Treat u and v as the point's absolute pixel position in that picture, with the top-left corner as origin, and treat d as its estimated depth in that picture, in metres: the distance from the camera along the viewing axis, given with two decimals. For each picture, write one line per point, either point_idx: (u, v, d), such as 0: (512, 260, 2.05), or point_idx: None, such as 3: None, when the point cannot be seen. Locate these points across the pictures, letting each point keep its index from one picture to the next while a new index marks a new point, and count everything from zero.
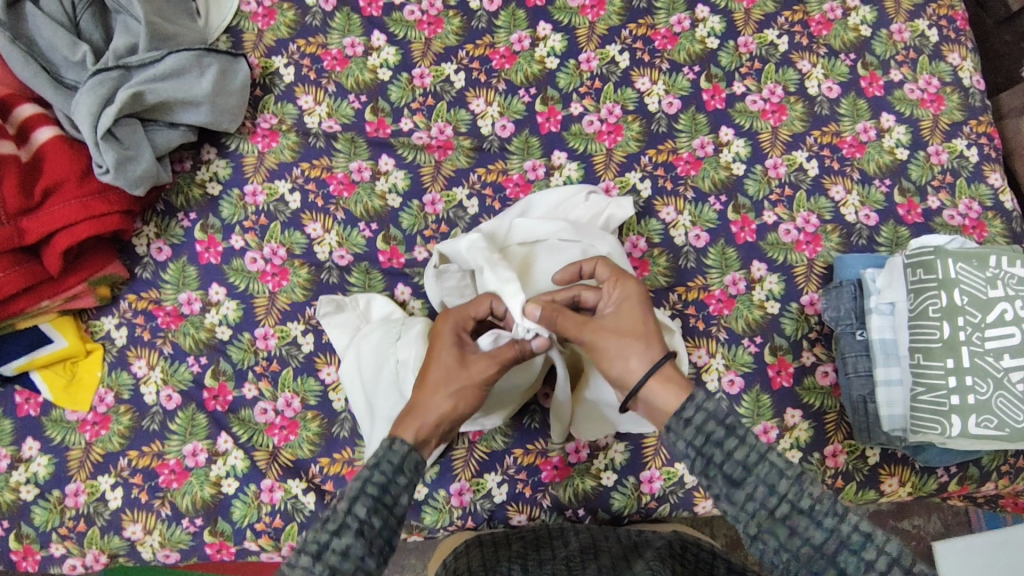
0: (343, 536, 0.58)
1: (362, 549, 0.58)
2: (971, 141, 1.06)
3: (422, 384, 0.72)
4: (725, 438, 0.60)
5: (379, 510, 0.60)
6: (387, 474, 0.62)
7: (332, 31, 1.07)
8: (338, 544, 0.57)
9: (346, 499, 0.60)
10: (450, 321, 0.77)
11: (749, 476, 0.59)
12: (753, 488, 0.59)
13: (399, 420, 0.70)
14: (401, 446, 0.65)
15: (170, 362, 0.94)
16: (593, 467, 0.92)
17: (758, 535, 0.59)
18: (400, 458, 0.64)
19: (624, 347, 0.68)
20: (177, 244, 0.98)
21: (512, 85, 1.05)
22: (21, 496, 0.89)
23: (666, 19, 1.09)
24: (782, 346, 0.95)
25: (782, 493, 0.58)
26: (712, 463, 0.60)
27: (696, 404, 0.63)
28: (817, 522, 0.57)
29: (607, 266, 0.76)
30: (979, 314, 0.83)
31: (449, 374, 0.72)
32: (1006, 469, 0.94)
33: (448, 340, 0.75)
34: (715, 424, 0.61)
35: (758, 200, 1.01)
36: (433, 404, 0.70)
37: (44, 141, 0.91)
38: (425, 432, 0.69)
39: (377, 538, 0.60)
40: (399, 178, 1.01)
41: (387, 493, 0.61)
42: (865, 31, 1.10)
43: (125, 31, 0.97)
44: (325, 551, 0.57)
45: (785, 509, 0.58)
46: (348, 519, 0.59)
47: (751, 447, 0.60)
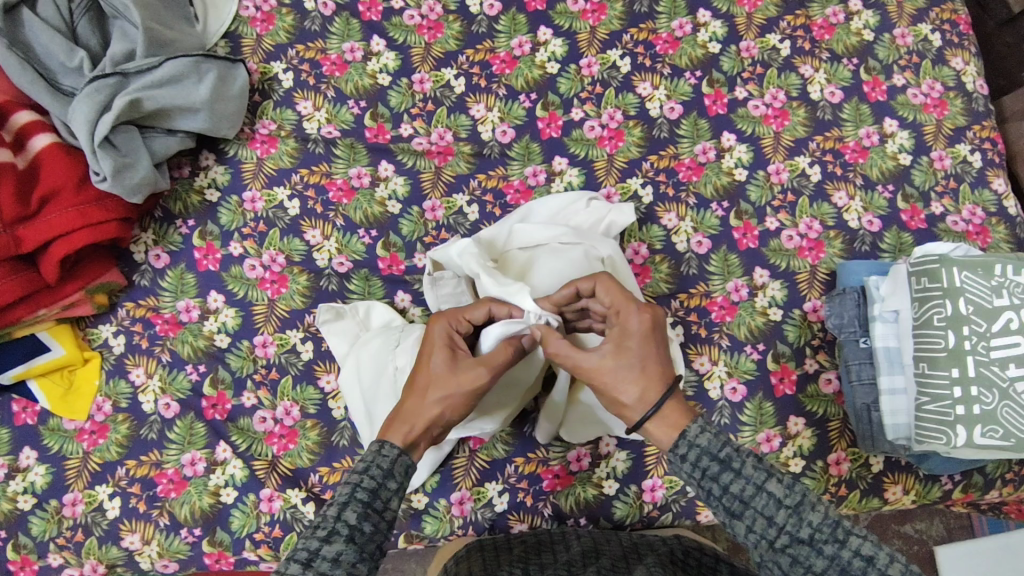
0: (334, 543, 0.57)
1: (354, 555, 0.57)
2: (974, 146, 1.05)
3: (413, 389, 0.71)
4: (721, 473, 0.61)
5: (369, 515, 0.60)
6: (377, 479, 0.62)
7: (332, 36, 1.06)
8: (329, 551, 0.56)
9: (336, 505, 0.59)
10: (443, 324, 0.74)
11: (747, 508, 0.60)
12: (751, 521, 0.59)
13: (388, 425, 0.69)
14: (390, 450, 0.65)
15: (168, 370, 0.93)
16: (595, 476, 0.91)
17: (763, 564, 0.59)
18: (389, 463, 0.64)
19: (628, 382, 0.67)
20: (176, 251, 0.98)
21: (512, 90, 1.04)
22: (18, 506, 0.88)
23: (667, 23, 1.08)
24: (785, 353, 0.94)
25: (780, 524, 0.58)
26: (711, 497, 0.62)
27: (689, 440, 0.64)
28: (817, 550, 0.56)
29: (610, 287, 0.72)
30: (984, 323, 0.82)
31: (438, 379, 0.71)
32: (1011, 477, 0.93)
33: (440, 345, 0.73)
34: (710, 459, 0.62)
35: (760, 206, 1.00)
36: (422, 409, 0.69)
37: (41, 148, 0.91)
38: (413, 437, 0.69)
39: (368, 543, 0.59)
40: (398, 184, 1.00)
41: (377, 497, 0.61)
42: (868, 35, 1.09)
43: (123, 38, 0.96)
44: (316, 559, 0.55)
45: (784, 540, 0.58)
46: (338, 525, 0.58)
47: (748, 479, 0.60)
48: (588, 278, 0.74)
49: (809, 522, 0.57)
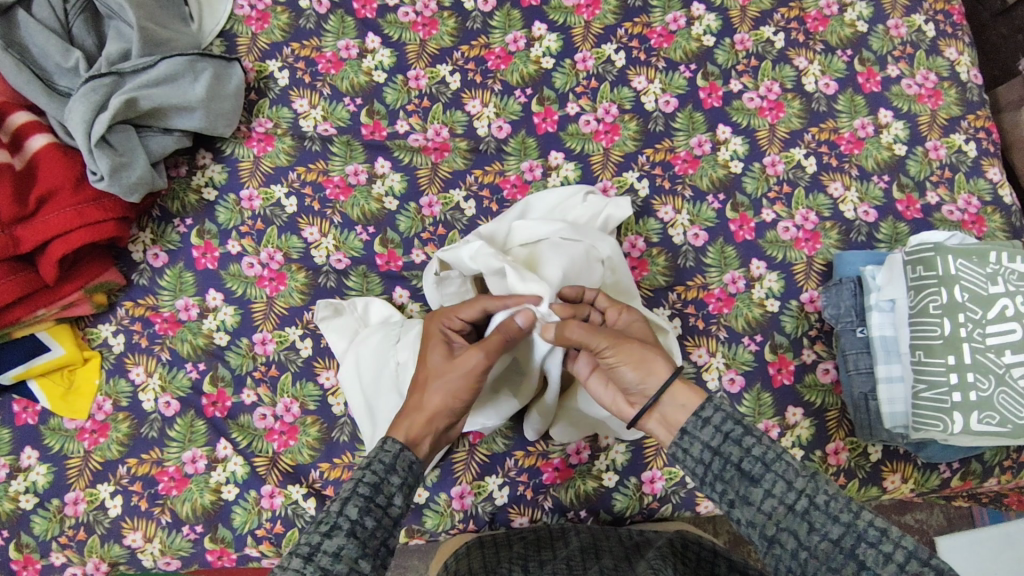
0: (335, 538, 0.56)
1: (355, 550, 0.57)
2: (969, 136, 1.05)
3: (415, 386, 0.74)
4: (743, 436, 0.61)
5: (371, 510, 0.59)
6: (380, 474, 0.62)
7: (327, 33, 1.06)
8: (330, 546, 0.56)
9: (338, 501, 0.59)
10: (438, 322, 0.78)
11: (767, 473, 0.58)
12: (771, 485, 0.58)
13: (394, 422, 0.70)
14: (392, 445, 0.65)
15: (168, 369, 0.94)
16: (595, 468, 0.91)
17: (776, 537, 0.57)
18: (391, 458, 0.64)
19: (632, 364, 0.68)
20: (174, 250, 0.98)
21: (508, 86, 1.05)
22: (20, 505, 0.89)
23: (661, 17, 1.08)
24: (782, 344, 0.95)
25: (799, 488, 0.57)
26: (730, 463, 0.60)
27: (715, 404, 0.64)
28: (833, 516, 0.55)
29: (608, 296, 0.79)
30: (979, 310, 0.83)
31: (439, 372, 0.72)
32: (1009, 464, 0.93)
33: (437, 342, 0.76)
34: (734, 423, 0.62)
35: (756, 198, 1.01)
36: (426, 402, 0.70)
37: (38, 149, 0.91)
38: (418, 430, 0.69)
39: (371, 538, 0.58)
40: (395, 180, 1.00)
41: (380, 491, 0.61)
42: (862, 27, 1.09)
43: (119, 38, 0.96)
44: (317, 553, 0.55)
45: (803, 504, 0.56)
46: (340, 520, 0.57)
47: (770, 446, 0.60)
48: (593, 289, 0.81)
49: (826, 489, 0.56)
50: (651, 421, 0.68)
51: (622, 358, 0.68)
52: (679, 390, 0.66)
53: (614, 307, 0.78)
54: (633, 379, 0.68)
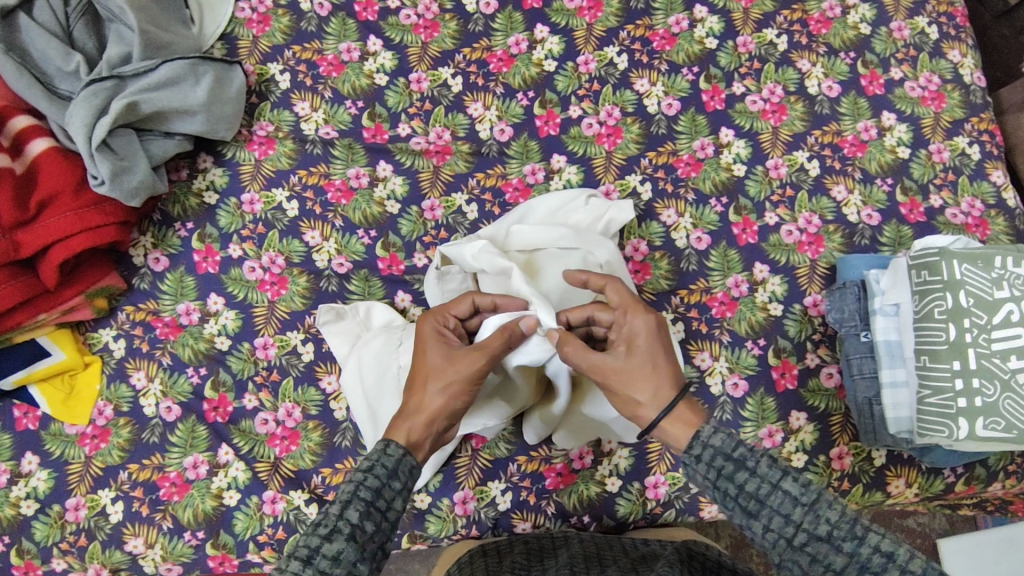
0: (334, 542, 0.56)
1: (354, 554, 0.57)
2: (973, 139, 1.05)
3: (413, 385, 0.73)
4: (735, 472, 0.60)
5: (372, 515, 0.59)
6: (382, 479, 0.61)
7: (328, 36, 1.06)
8: (329, 549, 0.56)
9: (339, 504, 0.58)
10: (433, 318, 0.77)
11: (763, 508, 0.58)
12: (768, 520, 0.58)
13: (394, 424, 0.69)
14: (395, 450, 0.64)
15: (169, 374, 0.93)
16: (598, 473, 0.91)
17: (783, 565, 0.58)
18: (395, 462, 0.63)
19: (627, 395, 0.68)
20: (175, 254, 0.97)
21: (510, 89, 1.04)
22: (21, 511, 0.88)
23: (664, 19, 1.08)
24: (786, 348, 0.94)
25: (798, 522, 0.57)
26: (728, 497, 0.60)
27: (703, 440, 0.63)
28: (837, 547, 0.55)
29: (618, 290, 0.74)
30: (985, 315, 0.82)
31: (437, 371, 0.72)
32: (1013, 469, 0.93)
33: (431, 337, 0.75)
34: (724, 459, 0.61)
35: (759, 201, 1.00)
36: (428, 403, 0.70)
37: (38, 153, 0.90)
38: (418, 433, 0.68)
39: (369, 542, 0.58)
40: (397, 184, 1.00)
41: (381, 495, 0.61)
42: (865, 29, 1.09)
43: (119, 40, 0.95)
44: (315, 557, 0.55)
45: (803, 537, 0.56)
46: (340, 524, 0.57)
47: (763, 478, 0.59)
48: (601, 281, 0.76)
49: (827, 518, 0.56)
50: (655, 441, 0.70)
51: (619, 389, 0.68)
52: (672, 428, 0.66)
53: (621, 309, 0.73)
54: (629, 409, 0.69)
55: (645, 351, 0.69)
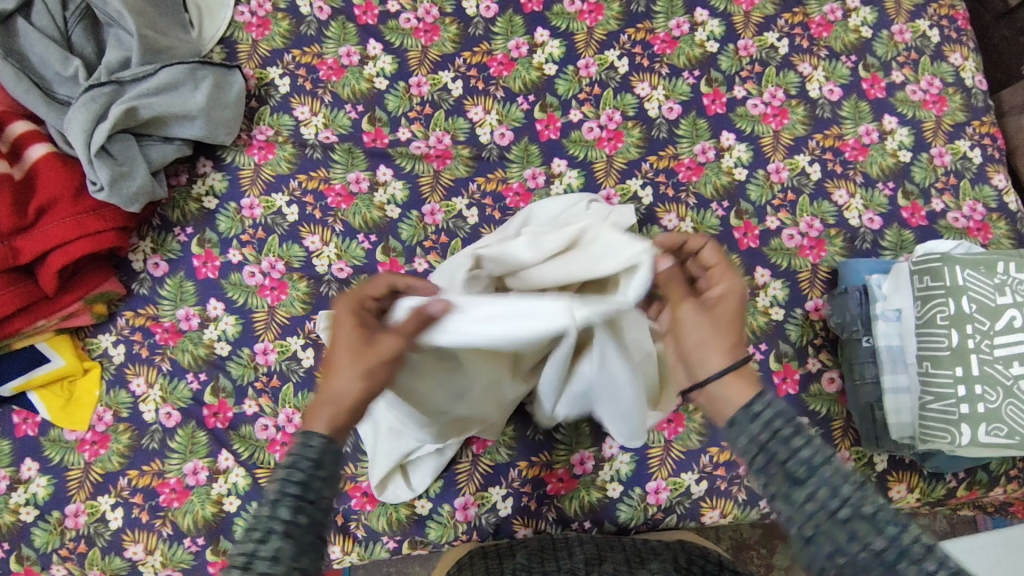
0: (270, 542, 0.53)
1: (294, 551, 0.53)
2: (975, 142, 1.05)
3: (327, 369, 0.64)
4: (793, 436, 0.56)
5: (304, 508, 0.55)
6: (309, 471, 0.56)
7: (328, 40, 1.05)
8: (266, 550, 0.53)
9: (269, 503, 0.54)
10: (346, 301, 0.68)
11: (812, 476, 0.55)
12: (815, 488, 0.54)
13: (307, 414, 0.61)
14: (317, 439, 0.58)
15: (168, 379, 0.93)
16: (599, 479, 0.91)
17: (812, 538, 0.54)
18: (317, 453, 0.57)
19: (705, 337, 0.63)
20: (174, 259, 0.97)
21: (510, 92, 1.04)
22: (21, 517, 0.88)
23: (664, 23, 1.07)
24: (787, 352, 0.94)
25: (845, 496, 0.54)
26: (774, 460, 0.56)
27: (768, 402, 0.59)
28: (879, 529, 0.52)
29: (715, 249, 0.69)
30: (987, 321, 0.82)
31: (352, 351, 0.63)
32: (1015, 474, 0.93)
33: (346, 318, 0.65)
34: (784, 422, 0.58)
35: (761, 206, 1.00)
36: (344, 387, 0.61)
37: (37, 158, 0.90)
38: (339, 422, 0.61)
39: (306, 536, 0.54)
40: (397, 189, 1.00)
41: (313, 486, 0.56)
42: (866, 32, 1.09)
43: (118, 45, 0.95)
44: (253, 561, 0.52)
45: (847, 512, 0.53)
46: (273, 523, 0.53)
47: (818, 448, 0.56)
48: (699, 237, 0.71)
49: (875, 498, 0.54)
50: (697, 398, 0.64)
51: (690, 330, 0.64)
52: (732, 383, 0.61)
53: (720, 264, 0.68)
54: (692, 357, 0.64)
55: (724, 307, 0.65)
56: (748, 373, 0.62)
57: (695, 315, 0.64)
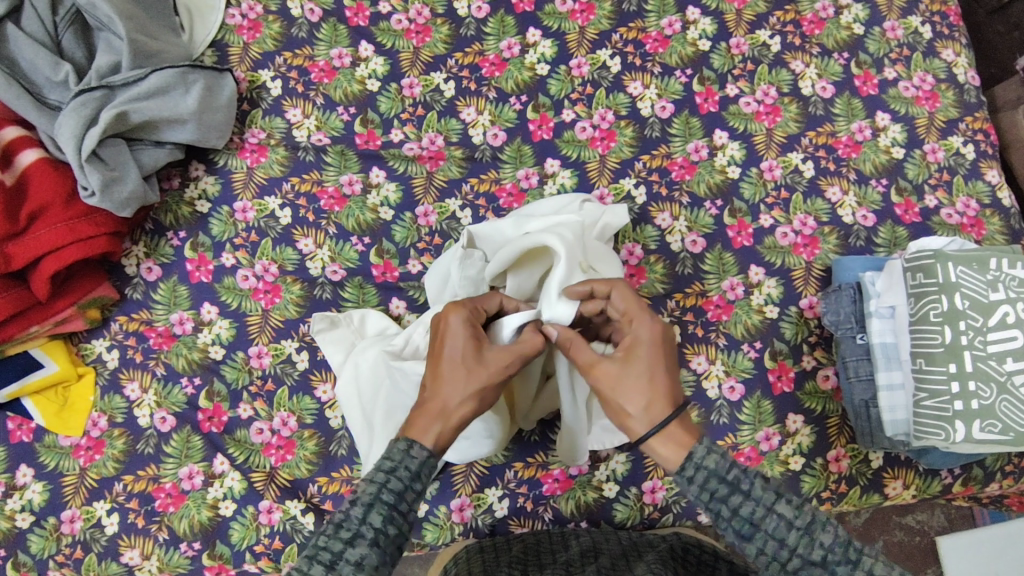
0: (357, 547, 0.57)
1: (377, 558, 0.57)
2: (968, 138, 1.05)
3: (436, 378, 0.67)
4: (730, 495, 0.59)
5: (394, 518, 0.59)
6: (404, 482, 0.60)
7: (320, 42, 1.05)
8: (353, 554, 0.56)
9: (361, 506, 0.58)
10: (462, 311, 0.70)
11: (757, 531, 0.58)
12: (762, 543, 0.58)
13: (415, 423, 0.65)
14: (419, 451, 0.62)
15: (163, 384, 0.93)
16: (595, 479, 0.91)
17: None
18: (417, 465, 0.62)
19: (629, 395, 0.65)
20: (167, 263, 0.97)
21: (502, 93, 1.04)
22: (16, 524, 0.88)
23: (656, 22, 1.07)
24: (782, 350, 0.94)
25: (792, 546, 0.57)
26: (721, 518, 0.59)
27: (696, 462, 0.60)
28: (830, 571, 0.56)
29: (625, 295, 0.71)
30: (980, 317, 0.82)
31: (464, 370, 0.67)
32: (1011, 469, 0.93)
33: (461, 331, 0.69)
34: (718, 481, 0.59)
35: (754, 204, 1.00)
36: (452, 404, 0.65)
37: (28, 164, 0.90)
38: (446, 437, 0.65)
39: (391, 545, 0.58)
40: (391, 190, 1.00)
41: (405, 498, 0.60)
42: (858, 29, 1.09)
43: (109, 49, 0.95)
44: (338, 562, 0.56)
45: (796, 562, 0.57)
46: (363, 529, 0.57)
47: (757, 501, 0.59)
48: (604, 282, 0.72)
49: (821, 542, 0.57)
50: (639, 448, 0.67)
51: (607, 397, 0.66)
52: (661, 443, 0.63)
53: (627, 312, 0.70)
54: (615, 418, 0.66)
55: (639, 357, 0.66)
56: (678, 427, 0.64)
57: (615, 376, 0.66)
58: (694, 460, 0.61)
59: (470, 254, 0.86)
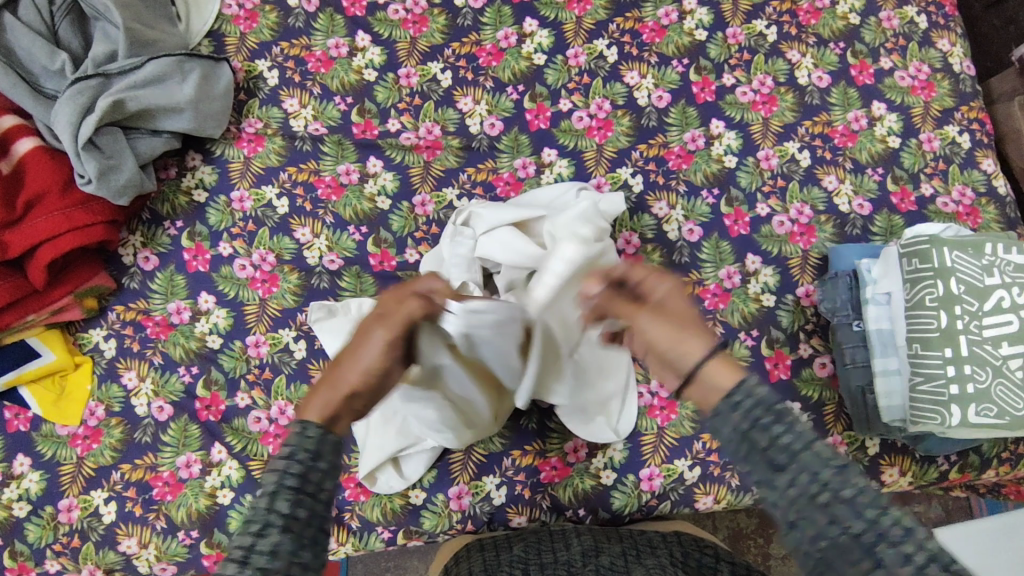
0: (268, 536, 0.47)
1: (292, 545, 0.48)
2: (963, 127, 1.05)
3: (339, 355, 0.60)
4: (773, 424, 0.50)
5: (304, 500, 0.49)
6: (306, 463, 0.51)
7: (316, 32, 1.05)
8: (265, 545, 0.47)
9: (265, 495, 0.49)
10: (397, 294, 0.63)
11: (793, 463, 0.49)
12: (796, 475, 0.49)
13: (306, 399, 0.57)
14: (314, 431, 0.53)
15: (160, 373, 0.93)
16: (592, 466, 0.91)
17: (795, 525, 0.48)
18: (318, 444, 0.52)
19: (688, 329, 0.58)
20: (165, 253, 0.97)
21: (500, 82, 1.04)
22: (14, 513, 0.88)
23: (653, 11, 1.08)
24: (779, 338, 0.94)
25: None
26: None
27: (750, 388, 0.53)
28: (859, 512, 0.46)
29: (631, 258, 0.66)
30: (975, 302, 0.83)
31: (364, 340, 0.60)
32: (1007, 456, 0.93)
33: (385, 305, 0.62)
34: (763, 409, 0.51)
35: (751, 192, 1.00)
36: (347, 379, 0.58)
37: (25, 152, 0.90)
38: (334, 408, 0.56)
39: (307, 528, 0.49)
40: (387, 180, 1.00)
41: (313, 477, 0.51)
42: (854, 19, 1.09)
43: (104, 39, 0.95)
44: (251, 555, 0.46)
45: None
46: (271, 517, 0.48)
47: None
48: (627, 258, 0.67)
49: None
50: (691, 392, 0.56)
51: (654, 327, 0.59)
52: (716, 366, 0.55)
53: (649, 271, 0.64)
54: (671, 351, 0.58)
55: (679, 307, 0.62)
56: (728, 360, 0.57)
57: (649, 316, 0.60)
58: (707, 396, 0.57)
59: (461, 232, 0.89)
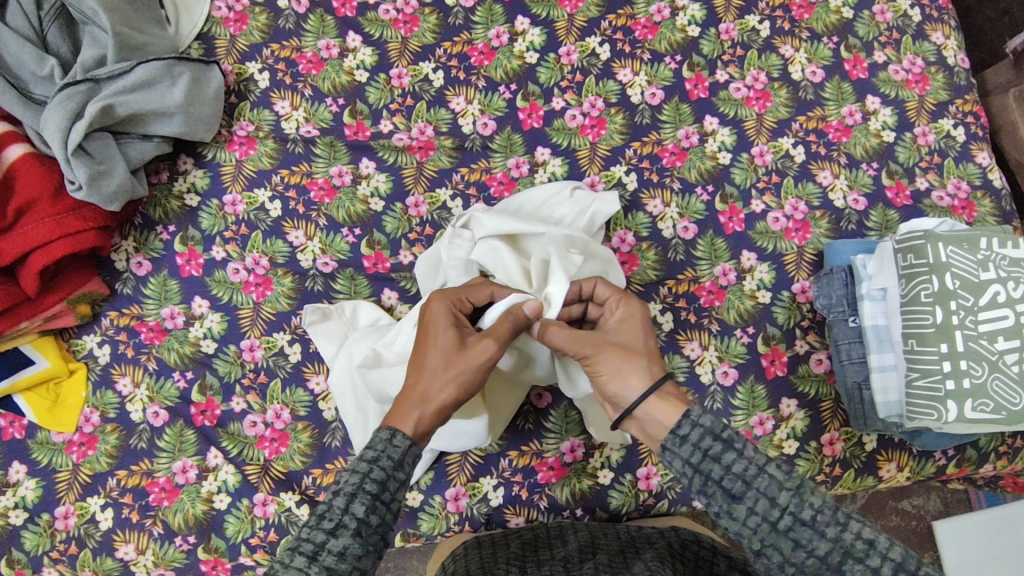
0: (340, 537, 0.54)
1: (360, 548, 0.55)
2: (958, 120, 1.05)
3: (418, 368, 0.68)
4: (722, 453, 0.58)
5: (377, 507, 0.57)
6: (388, 470, 0.59)
7: (307, 33, 1.05)
8: (336, 545, 0.54)
9: (343, 496, 0.56)
10: (445, 302, 0.73)
11: (749, 490, 0.57)
12: (754, 502, 0.56)
13: (395, 411, 0.65)
14: (401, 441, 0.61)
15: (155, 379, 0.92)
16: (590, 466, 0.91)
17: (761, 552, 0.56)
18: (401, 454, 0.60)
19: (630, 371, 0.66)
20: (157, 258, 0.97)
21: (492, 82, 1.04)
22: (10, 521, 0.88)
23: (645, 8, 1.07)
24: (775, 335, 0.94)
25: (783, 505, 0.55)
26: (711, 480, 0.58)
27: (693, 420, 0.60)
28: (820, 532, 0.54)
29: (607, 285, 0.76)
30: (971, 297, 0.82)
31: (446, 359, 0.68)
32: (1005, 450, 0.93)
33: (444, 321, 0.71)
34: (713, 439, 0.59)
35: (745, 189, 1.00)
36: (432, 391, 0.66)
37: (14, 159, 0.89)
38: (424, 423, 0.64)
39: (375, 534, 0.56)
40: (381, 181, 0.99)
41: (387, 486, 0.58)
42: (847, 13, 1.08)
43: (93, 43, 0.94)
44: (321, 552, 0.54)
45: (787, 520, 0.55)
46: (345, 519, 0.55)
47: (750, 460, 0.58)
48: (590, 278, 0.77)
49: (812, 502, 0.55)
50: (631, 426, 0.67)
51: (604, 366, 0.68)
52: (656, 405, 0.64)
53: (614, 297, 0.75)
54: (613, 390, 0.67)
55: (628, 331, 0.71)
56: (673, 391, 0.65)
57: (613, 355, 0.68)
58: (683, 428, 0.60)
59: (459, 234, 0.89)
